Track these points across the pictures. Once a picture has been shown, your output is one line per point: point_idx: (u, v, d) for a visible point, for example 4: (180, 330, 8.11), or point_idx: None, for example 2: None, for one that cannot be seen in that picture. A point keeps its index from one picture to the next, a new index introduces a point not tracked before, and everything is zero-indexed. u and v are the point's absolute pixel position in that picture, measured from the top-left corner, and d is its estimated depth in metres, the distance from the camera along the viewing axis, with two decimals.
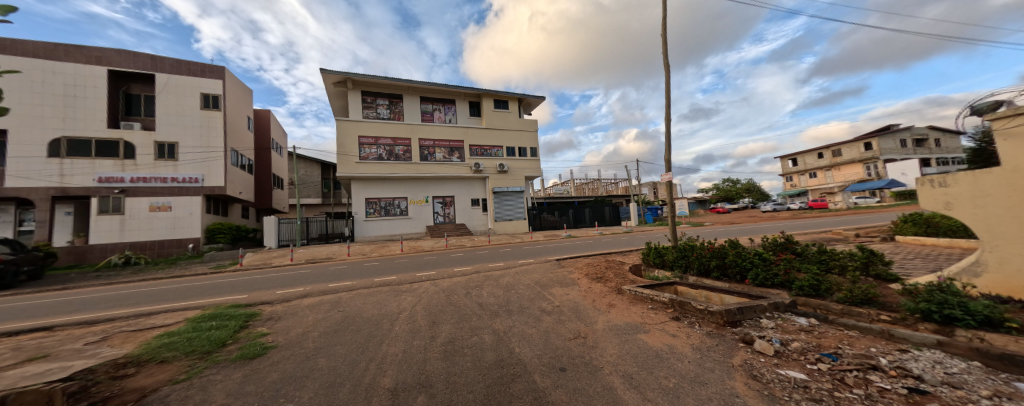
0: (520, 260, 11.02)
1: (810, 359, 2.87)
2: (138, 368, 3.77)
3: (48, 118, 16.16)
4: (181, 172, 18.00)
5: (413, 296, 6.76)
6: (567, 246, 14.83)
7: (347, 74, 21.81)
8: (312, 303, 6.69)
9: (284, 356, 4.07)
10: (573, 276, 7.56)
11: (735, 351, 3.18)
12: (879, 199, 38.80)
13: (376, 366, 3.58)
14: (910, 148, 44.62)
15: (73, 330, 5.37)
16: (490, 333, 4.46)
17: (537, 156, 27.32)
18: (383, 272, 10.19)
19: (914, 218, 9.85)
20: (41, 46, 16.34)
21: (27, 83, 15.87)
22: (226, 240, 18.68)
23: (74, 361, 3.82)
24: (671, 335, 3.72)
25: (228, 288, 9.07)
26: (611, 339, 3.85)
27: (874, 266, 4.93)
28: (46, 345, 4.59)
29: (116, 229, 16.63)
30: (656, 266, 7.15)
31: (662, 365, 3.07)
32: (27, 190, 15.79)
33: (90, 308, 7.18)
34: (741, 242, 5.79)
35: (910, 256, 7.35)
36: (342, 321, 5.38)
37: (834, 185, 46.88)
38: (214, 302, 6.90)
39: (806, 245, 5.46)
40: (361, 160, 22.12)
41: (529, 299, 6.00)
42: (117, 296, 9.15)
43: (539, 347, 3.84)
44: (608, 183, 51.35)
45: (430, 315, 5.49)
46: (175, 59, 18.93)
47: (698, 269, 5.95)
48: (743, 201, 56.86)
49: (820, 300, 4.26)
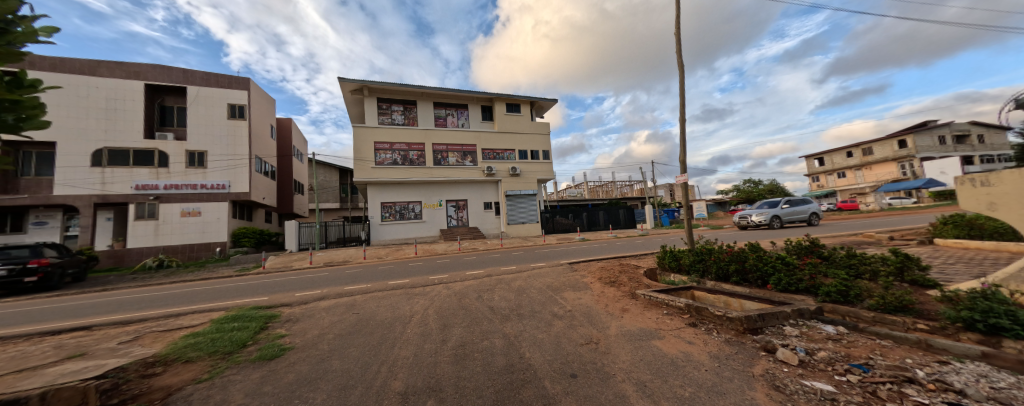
0: (533, 263, 10.93)
1: (839, 370, 2.69)
2: (165, 367, 3.99)
3: (91, 131, 17.37)
4: (210, 179, 18.99)
5: (425, 300, 6.81)
6: (582, 250, 14.61)
7: (363, 82, 22.44)
8: (328, 305, 6.85)
9: (301, 357, 4.19)
10: (585, 280, 7.43)
11: (755, 360, 3.02)
12: (916, 199, 36.65)
13: (387, 369, 3.62)
14: (948, 145, 42.06)
15: (109, 329, 5.59)
16: (500, 337, 4.44)
17: (549, 159, 27.28)
18: (397, 275, 10.34)
19: (956, 220, 9.08)
20: (85, 63, 17.60)
21: (73, 98, 17.13)
22: (250, 244, 19.44)
23: (108, 360, 4.13)
24: (687, 342, 3.58)
25: (252, 290, 9.40)
26: (623, 345, 3.76)
27: (909, 271, 4.50)
28: (85, 344, 4.88)
29: (151, 234, 17.68)
30: (673, 270, 6.84)
31: (678, 373, 2.97)
32: (72, 198, 16.94)
33: (128, 309, 7.56)
34: (763, 245, 5.43)
35: (952, 261, 6.84)
36: (357, 324, 5.50)
37: (865, 186, 44.73)
38: (237, 304, 7.13)
39: (833, 248, 5.13)
40: (377, 165, 22.70)
41: (541, 303, 5.93)
42: (154, 297, 9.69)
43: (550, 353, 3.79)
44: (623, 185, 50.46)
45: (441, 318, 5.52)
46: (205, 72, 20.03)
47: (717, 273, 5.67)
48: (766, 202, 55.01)
49: (849, 307, 3.87)
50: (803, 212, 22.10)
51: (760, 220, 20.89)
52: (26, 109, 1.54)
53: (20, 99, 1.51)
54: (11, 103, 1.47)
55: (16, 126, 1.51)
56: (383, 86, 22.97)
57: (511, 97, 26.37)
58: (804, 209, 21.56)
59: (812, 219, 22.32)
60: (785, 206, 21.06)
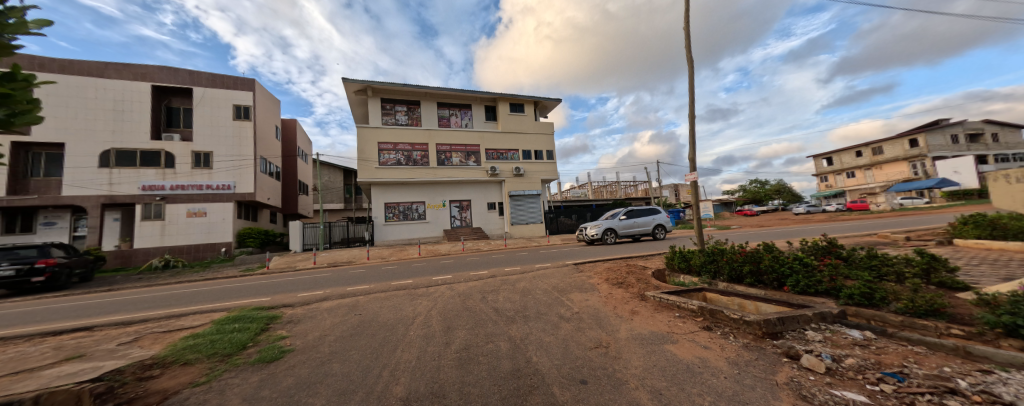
0: (538, 264, 10.78)
1: (870, 380, 2.50)
2: (164, 369, 3.91)
3: (99, 131, 17.53)
4: (216, 179, 19.11)
5: (429, 301, 6.70)
6: (588, 250, 14.43)
7: (367, 82, 22.45)
8: (330, 306, 6.75)
9: (301, 360, 4.08)
10: (592, 280, 7.27)
11: (778, 368, 2.83)
12: (928, 199, 35.92)
13: (389, 373, 3.50)
14: (961, 144, 41.21)
15: (109, 330, 5.52)
16: (506, 341, 4.28)
17: (553, 159, 27.13)
18: (401, 276, 10.24)
19: (976, 219, 8.75)
20: (93, 65, 17.76)
21: (81, 99, 17.29)
22: (255, 244, 19.54)
23: (107, 362, 4.07)
24: (702, 347, 3.40)
25: (255, 291, 9.32)
26: (635, 349, 3.58)
27: (936, 272, 4.28)
28: (84, 345, 4.82)
29: (157, 234, 17.80)
30: (682, 271, 6.65)
31: (695, 381, 2.80)
32: (80, 198, 17.09)
33: (131, 309, 7.50)
34: (778, 245, 5.22)
35: (975, 262, 6.58)
36: (359, 326, 5.39)
37: (876, 185, 43.98)
38: (239, 304, 7.05)
39: (852, 248, 4.93)
40: (381, 165, 22.68)
41: (547, 304, 5.78)
42: (159, 297, 9.68)
43: (558, 357, 3.63)
44: (628, 185, 50.14)
45: (445, 320, 5.39)
46: (211, 73, 20.14)
47: (729, 275, 5.46)
48: (773, 202, 54.36)
49: (874, 310, 3.64)
50: (648, 225, 16.86)
51: (597, 236, 15.80)
52: (16, 104, 1.46)
53: (11, 92, 1.43)
54: (1, 98, 1.38)
55: (7, 122, 1.42)
56: (388, 86, 22.97)
57: (515, 97, 26.29)
58: (648, 218, 16.94)
59: (655, 234, 17.05)
60: (623, 219, 16.37)
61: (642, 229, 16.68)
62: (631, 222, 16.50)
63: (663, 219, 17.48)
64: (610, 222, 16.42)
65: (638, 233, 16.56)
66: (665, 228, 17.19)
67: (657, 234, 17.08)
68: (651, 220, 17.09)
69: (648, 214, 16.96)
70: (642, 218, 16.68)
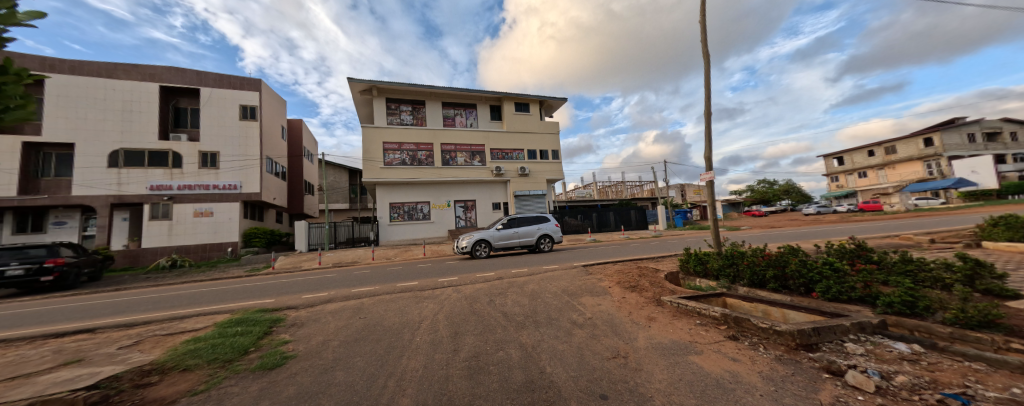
0: (545, 266, 10.54)
1: (931, 401, 2.23)
2: (162, 376, 3.75)
3: (108, 132, 17.68)
4: (222, 179, 19.17)
5: (435, 304, 6.51)
6: (595, 251, 14.15)
7: (372, 82, 22.40)
8: (335, 309, 6.60)
9: (303, 367, 3.90)
10: (603, 284, 7.02)
11: (820, 385, 2.58)
12: (944, 200, 35.02)
13: (395, 384, 3.30)
14: (978, 143, 40.12)
15: (111, 332, 5.41)
16: (517, 348, 4.07)
17: (559, 159, 26.87)
18: (406, 277, 10.09)
19: (1007, 221, 8.34)
20: (103, 65, 17.90)
21: (91, 100, 17.44)
22: (261, 244, 19.59)
23: (105, 367, 3.93)
24: (731, 360, 3.15)
25: (259, 292, 9.20)
26: (656, 360, 3.34)
27: (981, 278, 3.96)
28: (84, 348, 4.70)
29: (165, 233, 17.89)
30: (697, 275, 6.38)
31: (728, 398, 2.55)
32: (90, 198, 17.22)
33: (134, 310, 7.41)
34: (803, 248, 4.93)
35: (1011, 266, 6.22)
36: (364, 330, 5.20)
37: (889, 186, 42.97)
38: (243, 306, 6.93)
39: (884, 252, 4.62)
40: (386, 165, 22.63)
41: (558, 309, 5.55)
42: (164, 297, 9.63)
43: (573, 367, 3.40)
44: (633, 185, 49.65)
45: (452, 325, 5.19)
46: (218, 74, 20.22)
47: (750, 279, 5.16)
48: (781, 203, 53.50)
49: (917, 321, 3.35)
50: (531, 236, 14.31)
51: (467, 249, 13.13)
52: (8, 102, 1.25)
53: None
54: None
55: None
56: (393, 86, 22.90)
57: (520, 96, 26.05)
58: (533, 227, 14.39)
59: (538, 246, 14.52)
60: (500, 228, 13.85)
61: (522, 241, 14.18)
62: (511, 233, 13.98)
63: (551, 228, 14.88)
64: (487, 232, 13.88)
65: (518, 246, 14.06)
66: (552, 239, 14.58)
67: (542, 246, 14.54)
68: (536, 230, 14.46)
69: (534, 223, 14.44)
70: (526, 227, 14.24)
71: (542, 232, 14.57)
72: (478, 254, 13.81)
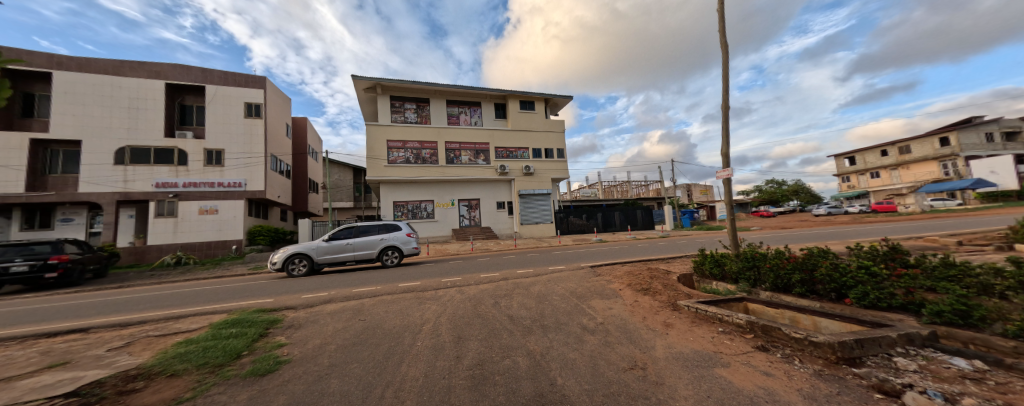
0: (551, 266, 10.23)
1: None
2: (148, 382, 3.52)
3: (115, 129, 17.73)
4: (227, 177, 19.14)
5: (438, 306, 6.26)
6: (601, 252, 13.82)
7: (376, 79, 22.25)
8: (334, 309, 6.38)
9: (297, 374, 3.66)
10: (613, 286, 6.69)
11: None
12: (961, 201, 34.05)
13: (392, 395, 3.03)
14: (997, 142, 38.96)
15: (104, 332, 5.24)
16: (525, 356, 3.78)
17: (564, 158, 26.52)
18: (408, 277, 9.86)
19: None
20: (110, 63, 17.97)
21: (97, 97, 17.50)
22: (265, 242, 19.55)
23: (90, 371, 3.72)
24: (763, 374, 2.82)
25: (259, 291, 9.02)
26: (679, 373, 3.02)
27: None
28: (74, 350, 4.51)
29: (170, 231, 17.90)
30: (714, 277, 6.03)
31: None
32: (96, 195, 17.28)
33: (132, 309, 7.25)
34: (833, 251, 4.56)
35: None
36: (363, 333, 4.95)
37: (902, 186, 41.91)
38: (241, 305, 6.74)
39: (924, 255, 4.24)
40: (390, 163, 22.47)
41: (567, 313, 5.25)
42: (165, 295, 9.51)
43: (587, 380, 3.10)
44: (639, 185, 49.09)
45: (455, 328, 4.92)
46: (223, 71, 20.20)
47: (774, 283, 4.83)
48: (790, 203, 52.55)
49: (973, 332, 2.99)
50: (371, 249, 12.04)
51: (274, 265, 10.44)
52: None
53: None
54: None
55: None
56: (397, 84, 22.73)
57: (526, 95, 25.74)
58: (375, 238, 12.16)
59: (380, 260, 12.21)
60: (327, 240, 11.46)
61: (358, 255, 11.77)
62: (343, 245, 11.62)
63: (403, 239, 12.74)
64: (310, 244, 11.45)
65: (351, 259, 11.67)
66: (399, 250, 12.43)
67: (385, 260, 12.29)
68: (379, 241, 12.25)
69: (378, 234, 12.27)
70: (364, 239, 11.99)
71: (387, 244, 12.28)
72: (294, 272, 11.25)
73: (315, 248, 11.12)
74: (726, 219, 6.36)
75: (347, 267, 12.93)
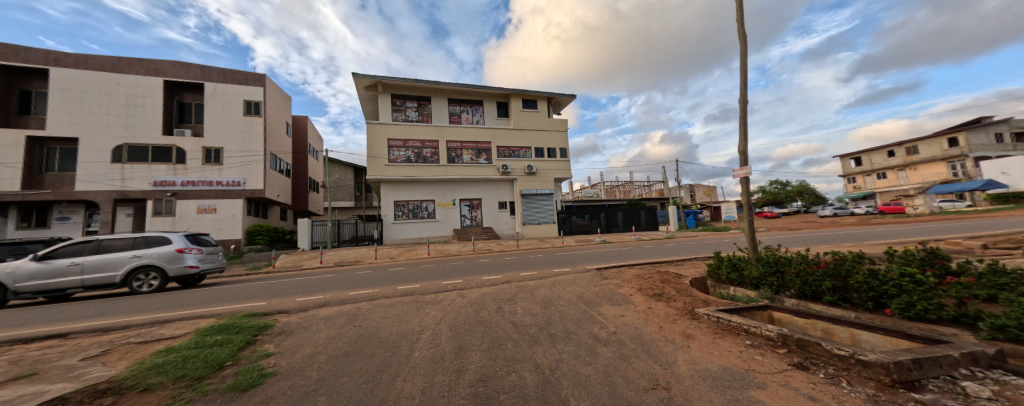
0: (555, 268, 9.88)
1: None
2: (115, 398, 3.18)
3: (112, 127, 17.50)
4: (226, 175, 18.90)
5: (437, 311, 5.93)
6: (606, 253, 13.46)
7: (377, 77, 21.96)
8: (329, 314, 6.05)
9: (281, 389, 3.32)
10: (623, 291, 6.35)
11: None
12: (971, 202, 33.52)
13: None
14: (1007, 143, 38.36)
15: (83, 338, 4.92)
16: (532, 370, 3.44)
17: (567, 157, 26.17)
18: (407, 278, 9.53)
19: None
20: (107, 60, 17.74)
21: (95, 94, 17.27)
22: (264, 242, 19.30)
23: (55, 385, 3.38)
24: (806, 397, 2.47)
25: (253, 293, 8.71)
26: (708, 394, 2.66)
27: None
28: (46, 359, 4.19)
29: (168, 230, 17.66)
30: (731, 283, 5.68)
31: None
32: (93, 193, 17.04)
33: (119, 311, 6.96)
34: (867, 256, 4.20)
35: None
36: (356, 342, 4.61)
37: (908, 187, 41.34)
38: (232, 309, 6.42)
39: (969, 261, 3.87)
40: (390, 162, 22.17)
41: (576, 320, 4.92)
42: (157, 296, 9.19)
43: (602, 401, 2.75)
44: (642, 185, 48.69)
45: (456, 337, 4.57)
46: (222, 68, 19.96)
47: (800, 290, 4.48)
48: (795, 204, 52.03)
49: None
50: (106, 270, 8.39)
51: None
52: None
53: None
54: None
55: None
56: (398, 82, 22.45)
57: (529, 93, 25.41)
58: (124, 254, 8.63)
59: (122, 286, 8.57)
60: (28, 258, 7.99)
61: (85, 280, 8.24)
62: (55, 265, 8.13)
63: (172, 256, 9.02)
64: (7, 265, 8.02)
65: (75, 286, 8.18)
66: (159, 272, 8.74)
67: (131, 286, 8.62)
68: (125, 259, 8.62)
69: (132, 248, 8.77)
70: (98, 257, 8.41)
71: (143, 263, 8.72)
72: None
73: (7, 273, 7.73)
74: (744, 221, 5.99)
75: (339, 271, 12.52)
